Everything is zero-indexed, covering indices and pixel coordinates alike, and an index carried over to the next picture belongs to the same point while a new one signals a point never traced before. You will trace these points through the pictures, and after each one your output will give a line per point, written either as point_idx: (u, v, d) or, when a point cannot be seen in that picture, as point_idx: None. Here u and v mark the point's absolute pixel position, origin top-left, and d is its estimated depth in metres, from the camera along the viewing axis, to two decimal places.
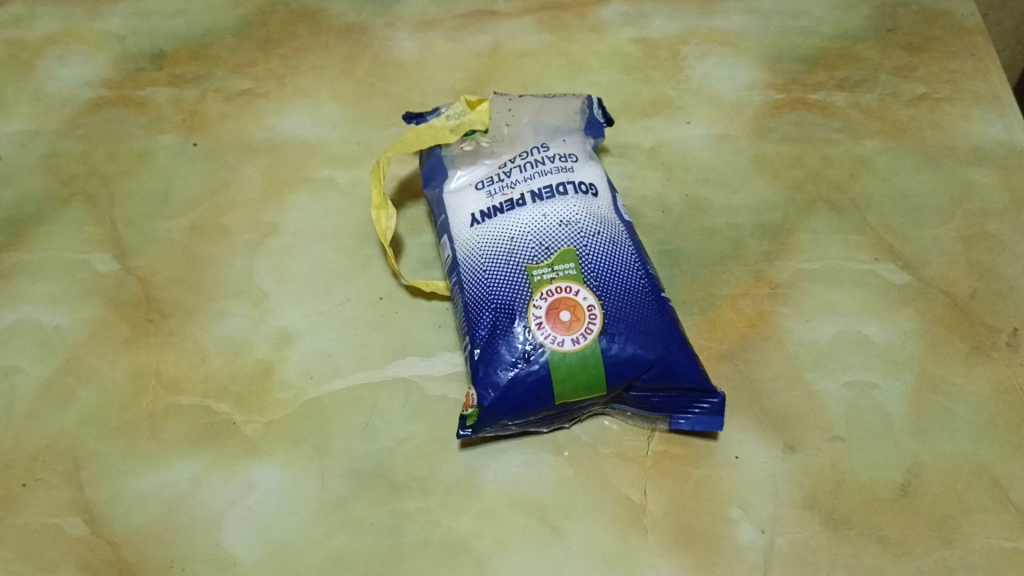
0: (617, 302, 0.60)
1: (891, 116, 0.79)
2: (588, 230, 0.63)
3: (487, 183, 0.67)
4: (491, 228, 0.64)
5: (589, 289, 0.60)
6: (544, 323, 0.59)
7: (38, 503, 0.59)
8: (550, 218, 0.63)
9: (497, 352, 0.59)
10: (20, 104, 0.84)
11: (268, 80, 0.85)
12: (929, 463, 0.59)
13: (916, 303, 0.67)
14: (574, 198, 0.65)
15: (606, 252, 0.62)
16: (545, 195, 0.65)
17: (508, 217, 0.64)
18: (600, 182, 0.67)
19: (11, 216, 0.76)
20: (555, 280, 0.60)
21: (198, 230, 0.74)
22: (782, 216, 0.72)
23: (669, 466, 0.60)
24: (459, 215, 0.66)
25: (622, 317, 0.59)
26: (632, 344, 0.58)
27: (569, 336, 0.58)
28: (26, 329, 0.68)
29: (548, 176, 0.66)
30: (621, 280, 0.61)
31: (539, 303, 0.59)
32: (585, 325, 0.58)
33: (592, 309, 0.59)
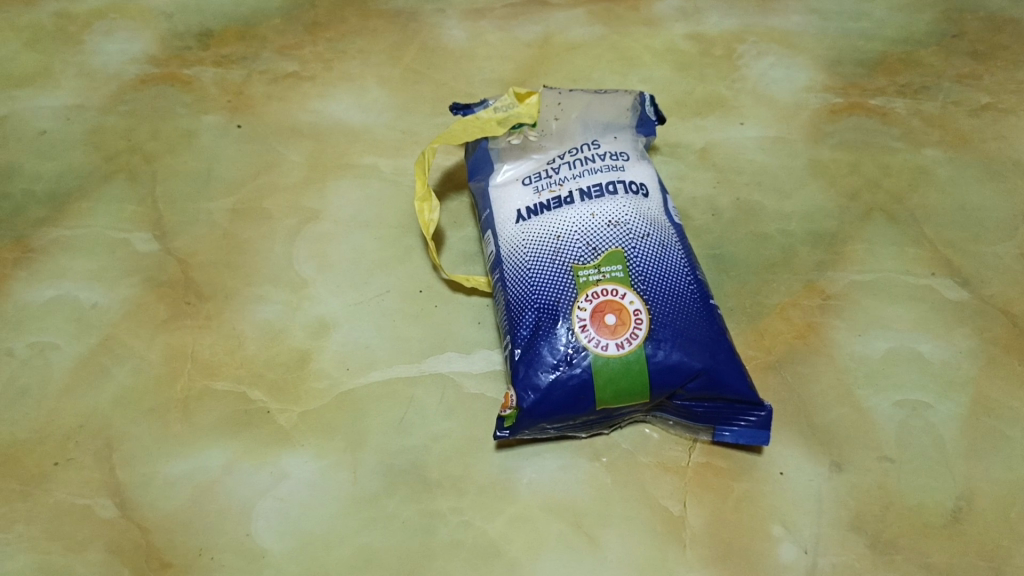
0: (665, 307, 0.58)
1: (954, 124, 0.77)
2: (638, 231, 0.61)
3: (535, 178, 0.65)
4: (538, 226, 0.62)
5: (636, 293, 0.58)
6: (588, 326, 0.57)
7: (69, 483, 0.59)
8: (598, 218, 0.62)
9: (538, 353, 0.57)
10: (66, 77, 0.84)
11: (314, 63, 0.84)
12: (981, 489, 0.57)
13: (973, 322, 0.65)
14: (624, 198, 0.63)
15: (655, 255, 0.60)
16: (594, 194, 0.63)
17: (555, 215, 0.62)
18: (651, 182, 0.65)
19: (54, 190, 0.75)
20: (602, 281, 0.59)
21: (239, 213, 0.73)
22: (836, 224, 0.70)
23: (710, 479, 0.58)
24: (504, 210, 0.65)
25: (669, 323, 0.57)
26: (678, 352, 0.56)
27: (614, 339, 0.56)
28: (64, 305, 0.68)
29: (597, 174, 0.64)
30: (669, 284, 0.59)
31: (584, 304, 0.58)
32: (631, 329, 0.57)
33: (638, 314, 0.57)
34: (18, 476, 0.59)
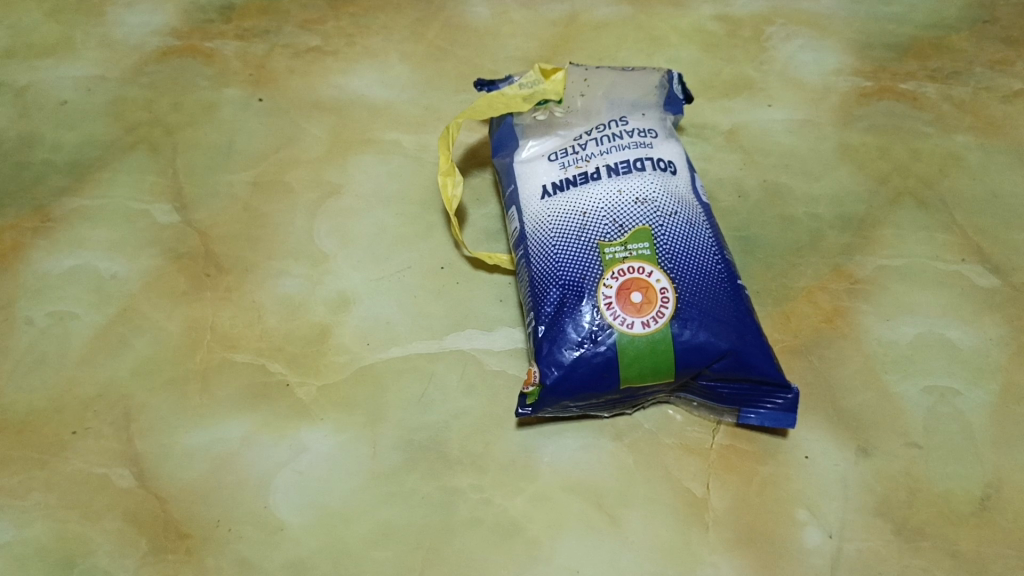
0: (692, 286, 0.57)
1: (985, 110, 0.75)
2: (665, 209, 0.60)
3: (561, 155, 0.65)
4: (563, 202, 0.62)
5: (663, 271, 0.57)
6: (614, 303, 0.56)
7: (87, 452, 0.58)
8: (625, 195, 0.61)
9: (563, 329, 0.56)
10: (87, 48, 0.84)
11: (337, 38, 0.83)
12: (1010, 477, 0.56)
13: (1004, 309, 0.63)
14: (652, 175, 0.62)
15: (683, 234, 0.59)
16: (622, 171, 0.62)
17: (581, 192, 0.62)
18: (679, 160, 0.64)
19: (74, 160, 0.75)
20: (628, 259, 0.58)
21: (260, 186, 0.73)
22: (864, 208, 0.69)
23: (734, 461, 0.57)
24: (529, 186, 0.64)
25: (696, 303, 0.56)
26: (705, 331, 0.55)
27: (639, 318, 0.55)
28: (83, 275, 0.68)
29: (625, 151, 0.63)
30: (696, 263, 0.58)
31: (609, 281, 0.57)
32: (656, 308, 0.56)
33: (665, 292, 0.56)
34: (35, 444, 0.59)
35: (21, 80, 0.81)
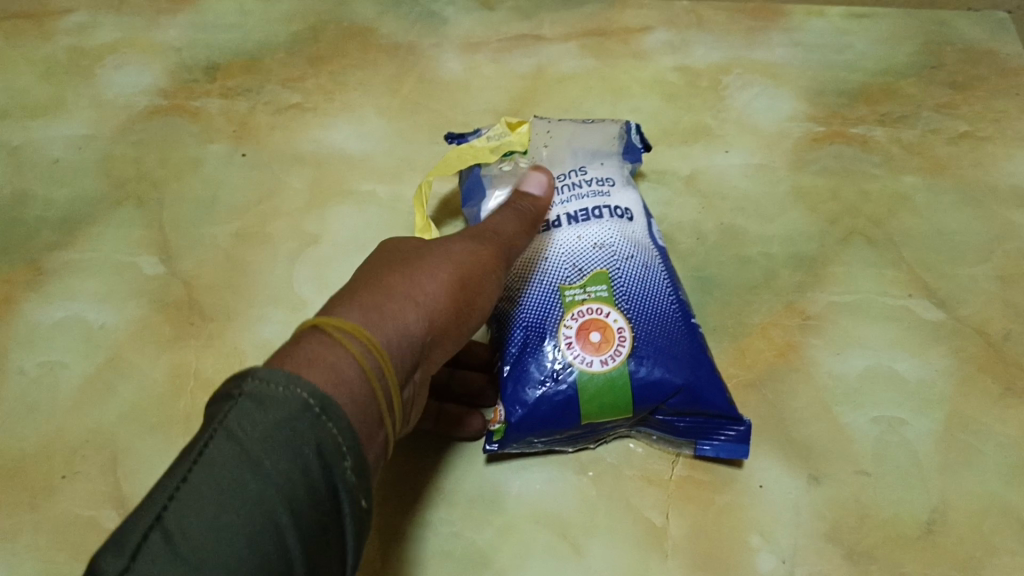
0: (647, 325, 0.60)
1: (932, 152, 0.79)
2: (622, 253, 0.64)
3: None
4: (526, 248, 0.65)
5: (620, 312, 0.61)
6: (573, 343, 0.60)
7: (76, 495, 0.61)
8: (584, 242, 0.64)
9: (525, 369, 0.60)
10: (79, 108, 0.88)
11: (316, 94, 0.87)
12: (955, 501, 0.59)
13: (949, 341, 0.67)
14: (609, 222, 0.65)
15: (638, 277, 0.63)
16: (581, 219, 0.66)
17: (543, 238, 0.65)
18: (635, 207, 0.67)
19: (64, 215, 0.78)
20: (587, 300, 0.61)
21: (242, 238, 0.76)
22: (817, 248, 0.73)
23: (691, 491, 0.60)
24: None
25: (651, 341, 0.60)
26: (660, 368, 0.58)
27: (598, 356, 0.59)
28: (73, 326, 0.71)
29: (584, 200, 0.67)
30: (651, 303, 0.61)
31: (570, 322, 0.61)
32: (614, 346, 0.59)
33: (622, 331, 0.60)
34: (26, 489, 0.62)
35: (15, 140, 0.85)
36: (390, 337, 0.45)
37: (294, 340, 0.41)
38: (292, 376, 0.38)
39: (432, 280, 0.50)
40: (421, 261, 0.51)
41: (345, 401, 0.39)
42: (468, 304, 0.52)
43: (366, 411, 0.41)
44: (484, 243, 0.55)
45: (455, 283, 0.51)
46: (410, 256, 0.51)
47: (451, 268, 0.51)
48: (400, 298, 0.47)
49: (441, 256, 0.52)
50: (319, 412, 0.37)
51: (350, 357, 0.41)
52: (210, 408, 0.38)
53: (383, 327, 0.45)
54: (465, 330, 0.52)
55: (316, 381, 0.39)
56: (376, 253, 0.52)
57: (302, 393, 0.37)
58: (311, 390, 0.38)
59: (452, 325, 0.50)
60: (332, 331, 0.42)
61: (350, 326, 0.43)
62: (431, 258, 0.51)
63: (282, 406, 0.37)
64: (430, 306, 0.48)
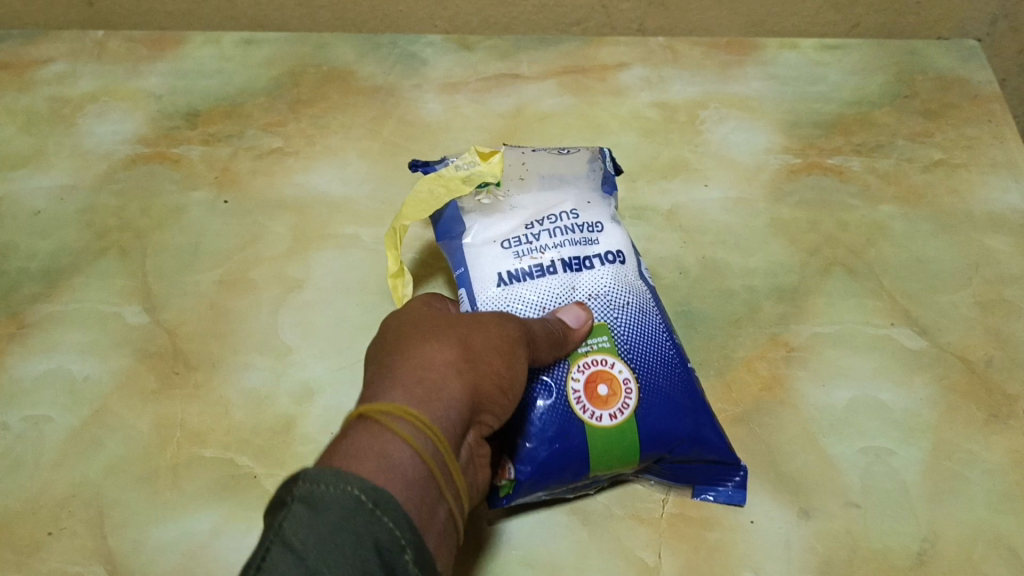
0: (650, 374, 0.61)
1: (908, 181, 0.80)
2: (618, 302, 0.64)
3: (515, 243, 0.67)
4: (520, 293, 0.65)
5: (624, 362, 0.61)
6: (582, 397, 0.60)
7: (63, 552, 0.61)
8: (579, 292, 0.65)
9: (533, 425, 0.59)
10: (59, 158, 0.88)
11: (298, 139, 0.88)
12: (944, 531, 0.59)
13: (932, 369, 0.67)
14: (603, 270, 0.66)
15: (638, 325, 0.63)
16: (575, 267, 0.66)
17: (537, 284, 0.65)
18: (626, 247, 0.68)
19: (47, 267, 0.78)
20: (592, 352, 0.61)
21: (226, 285, 0.76)
22: (798, 279, 0.73)
23: (682, 529, 0.60)
24: (485, 272, 0.66)
25: (656, 391, 0.60)
26: (668, 419, 0.60)
27: (607, 410, 0.59)
28: (57, 378, 0.71)
29: (576, 246, 0.67)
30: (653, 352, 0.62)
31: (577, 375, 0.60)
32: (621, 399, 0.60)
33: (628, 383, 0.60)
34: (11, 547, 0.61)
35: None
36: (439, 418, 0.45)
37: (344, 434, 0.43)
38: (343, 474, 0.39)
39: (472, 348, 0.49)
40: (454, 327, 0.51)
41: (399, 490, 0.40)
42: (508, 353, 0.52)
43: (423, 494, 0.42)
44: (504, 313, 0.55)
45: (494, 348, 0.51)
46: (441, 321, 0.51)
47: (485, 332, 0.51)
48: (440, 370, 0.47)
49: (473, 323, 0.52)
50: (374, 508, 0.39)
51: (403, 447, 0.42)
52: (274, 495, 0.40)
53: (432, 404, 0.45)
54: (515, 392, 0.52)
55: (369, 476, 0.40)
56: (399, 323, 0.53)
57: (354, 491, 0.39)
58: (360, 488, 0.39)
59: (500, 386, 0.50)
60: (382, 421, 0.43)
61: (398, 408, 0.43)
62: (462, 324, 0.51)
63: (340, 503, 0.38)
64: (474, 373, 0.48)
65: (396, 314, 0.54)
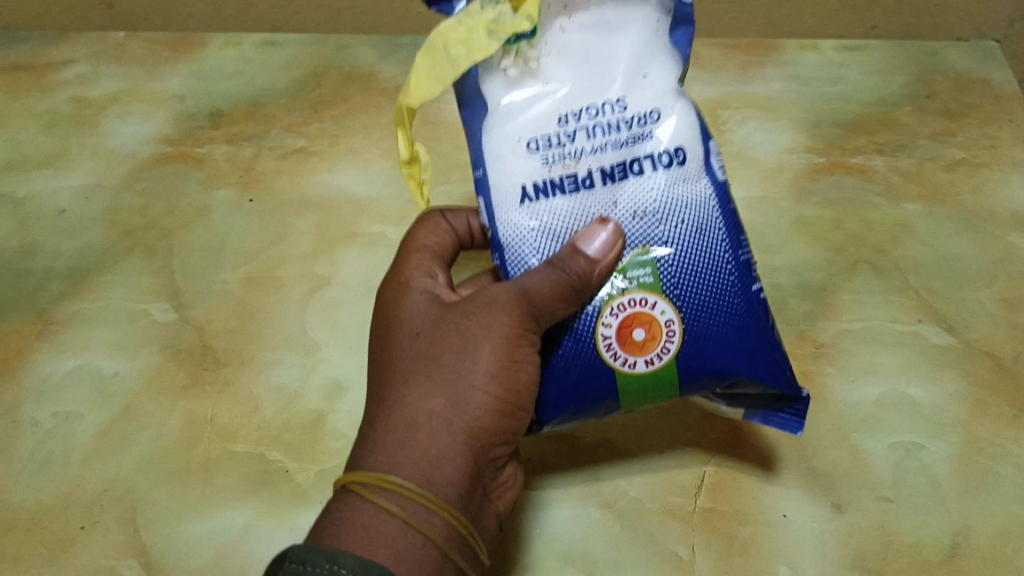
0: (700, 312, 0.52)
1: (930, 180, 0.81)
2: (672, 222, 0.53)
3: (544, 143, 0.53)
4: (549, 211, 0.53)
5: (668, 301, 0.52)
6: (614, 343, 0.52)
7: (96, 547, 0.61)
8: (621, 208, 0.53)
9: (558, 371, 0.53)
10: (83, 158, 0.88)
11: (320, 139, 0.88)
12: (977, 524, 0.59)
13: (960, 366, 0.68)
14: (654, 176, 0.53)
15: (690, 249, 0.52)
16: (617, 176, 0.54)
17: (570, 201, 0.53)
18: (688, 139, 0.54)
19: (73, 265, 0.78)
20: (629, 291, 0.52)
21: (253, 283, 0.76)
22: (824, 276, 0.74)
23: (716, 524, 0.60)
24: (506, 182, 0.53)
25: (705, 331, 0.52)
26: (716, 360, 0.52)
27: (642, 356, 0.52)
28: (85, 376, 0.71)
29: (621, 147, 0.53)
30: (706, 286, 0.52)
31: (609, 320, 0.52)
32: (662, 343, 0.52)
33: (670, 324, 0.52)
34: (44, 543, 0.61)
35: (20, 192, 0.85)
36: (428, 480, 0.47)
37: (336, 510, 0.47)
38: (331, 555, 0.43)
39: (460, 381, 0.49)
40: (441, 354, 0.50)
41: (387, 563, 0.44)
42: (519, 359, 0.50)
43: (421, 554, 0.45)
44: (507, 286, 0.51)
45: (492, 367, 0.49)
46: (430, 344, 0.51)
47: (477, 351, 0.50)
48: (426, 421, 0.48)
49: (461, 333, 0.50)
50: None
51: (389, 519, 0.45)
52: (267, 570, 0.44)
53: (415, 464, 0.47)
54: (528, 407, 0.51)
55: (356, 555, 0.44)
56: (390, 344, 0.53)
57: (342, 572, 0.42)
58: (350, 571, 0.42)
59: (505, 410, 0.49)
60: (368, 499, 0.46)
61: (376, 479, 0.46)
62: (451, 346, 0.50)
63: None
64: (463, 415, 0.48)
65: (389, 322, 0.54)
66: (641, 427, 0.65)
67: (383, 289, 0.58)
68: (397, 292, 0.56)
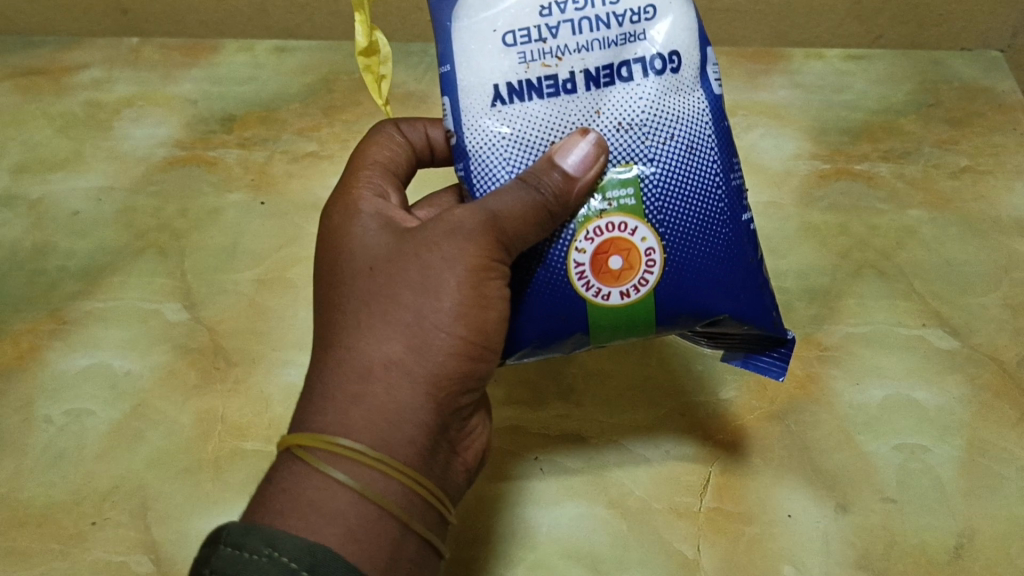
0: (685, 242, 0.47)
1: (935, 186, 0.81)
2: (659, 137, 0.47)
3: (521, 35, 0.45)
4: (522, 119, 0.46)
5: (650, 226, 0.46)
6: (587, 272, 0.47)
7: (107, 541, 0.62)
8: (605, 119, 0.47)
9: (524, 303, 0.48)
10: (97, 161, 0.89)
11: (331, 143, 0.89)
12: (981, 526, 0.60)
13: (964, 369, 0.68)
14: (643, 83, 0.47)
15: (678, 169, 0.47)
16: (603, 80, 0.47)
17: (547, 108, 0.46)
18: (685, 43, 0.47)
19: (87, 266, 0.79)
20: (607, 213, 0.46)
21: (264, 284, 0.77)
22: (830, 281, 0.74)
23: (721, 523, 0.61)
24: (475, 82, 0.46)
25: (688, 264, 0.47)
26: (699, 296, 0.48)
27: (618, 288, 0.47)
28: (98, 374, 0.71)
29: (609, 47, 0.46)
30: (694, 212, 0.47)
31: (583, 244, 0.47)
32: (640, 273, 0.47)
33: (651, 254, 0.47)
34: (56, 536, 0.62)
35: (35, 193, 0.86)
36: (384, 441, 0.43)
37: (283, 478, 0.43)
38: (270, 538, 0.40)
39: (421, 323, 0.44)
40: (398, 290, 0.44)
41: (336, 542, 0.41)
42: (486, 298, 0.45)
43: (374, 532, 0.42)
44: (473, 208, 0.45)
45: (457, 305, 0.44)
46: (383, 277, 0.45)
47: (437, 294, 0.44)
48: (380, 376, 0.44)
49: (418, 267, 0.45)
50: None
51: (340, 491, 0.42)
52: (201, 552, 0.41)
53: (368, 427, 0.43)
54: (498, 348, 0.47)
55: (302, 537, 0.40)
56: (337, 273, 0.47)
57: (285, 558, 0.39)
58: (292, 556, 0.39)
59: (473, 353, 0.45)
60: (315, 469, 0.43)
61: (324, 442, 0.43)
62: (408, 280, 0.44)
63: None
64: (424, 362, 0.44)
65: (336, 245, 0.48)
66: (646, 427, 0.66)
67: (328, 204, 0.51)
68: (343, 213, 0.49)
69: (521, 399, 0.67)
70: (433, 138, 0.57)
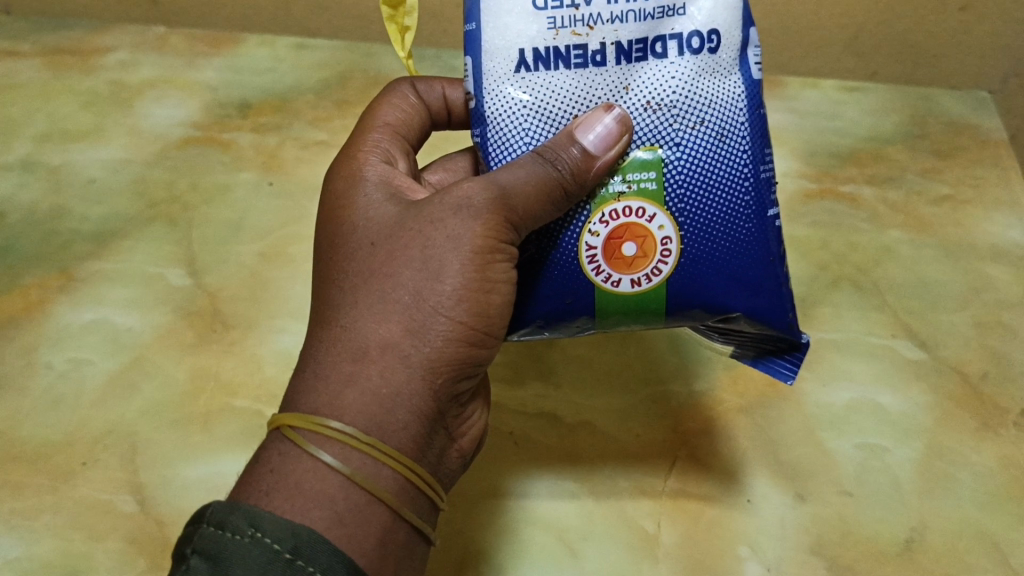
0: (702, 235, 0.49)
1: (915, 211, 0.85)
2: (686, 119, 0.49)
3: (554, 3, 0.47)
4: (548, 88, 0.49)
5: (668, 215, 0.49)
6: (598, 257, 0.49)
7: (96, 480, 0.65)
8: (633, 96, 0.49)
9: (538, 281, 0.50)
10: (117, 135, 0.93)
11: (341, 134, 0.93)
12: (932, 524, 0.62)
13: (929, 379, 0.71)
14: (677, 61, 0.48)
15: (705, 156, 0.49)
16: (635, 55, 0.48)
17: (573, 77, 0.49)
18: (727, 23, 0.48)
19: (98, 229, 0.83)
20: (625, 198, 0.49)
21: (267, 257, 0.80)
22: (807, 289, 0.77)
23: (684, 504, 0.63)
24: (506, 47, 0.48)
25: (704, 256, 0.49)
26: (712, 289, 0.50)
27: (630, 275, 0.49)
28: (100, 328, 0.75)
29: (645, 20, 0.48)
30: (716, 205, 0.49)
31: (598, 226, 0.49)
32: (652, 263, 0.49)
33: (665, 244, 0.49)
34: (47, 473, 0.65)
35: (55, 161, 0.90)
36: (377, 422, 0.44)
37: (272, 459, 0.44)
38: (254, 519, 0.40)
39: (422, 305, 0.45)
40: (400, 270, 0.45)
41: (322, 524, 0.41)
42: (488, 285, 0.46)
43: (365, 515, 0.43)
44: (482, 186, 0.46)
45: (458, 289, 0.45)
46: (385, 257, 0.46)
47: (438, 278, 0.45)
48: (377, 355, 0.44)
49: (422, 250, 0.46)
50: (289, 556, 0.39)
51: (330, 474, 0.43)
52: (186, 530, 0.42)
53: (362, 404, 0.44)
54: (497, 334, 0.48)
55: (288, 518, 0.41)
56: (342, 250, 0.48)
57: (269, 542, 0.40)
58: (277, 538, 0.40)
59: (471, 338, 0.46)
60: (305, 450, 0.43)
61: (318, 421, 0.43)
62: (410, 261, 0.45)
63: (249, 557, 0.39)
64: (421, 346, 0.45)
65: (342, 221, 0.49)
66: (620, 412, 0.68)
67: (334, 173, 0.53)
68: (349, 184, 0.51)
69: (503, 377, 0.70)
70: (451, 100, 0.61)
